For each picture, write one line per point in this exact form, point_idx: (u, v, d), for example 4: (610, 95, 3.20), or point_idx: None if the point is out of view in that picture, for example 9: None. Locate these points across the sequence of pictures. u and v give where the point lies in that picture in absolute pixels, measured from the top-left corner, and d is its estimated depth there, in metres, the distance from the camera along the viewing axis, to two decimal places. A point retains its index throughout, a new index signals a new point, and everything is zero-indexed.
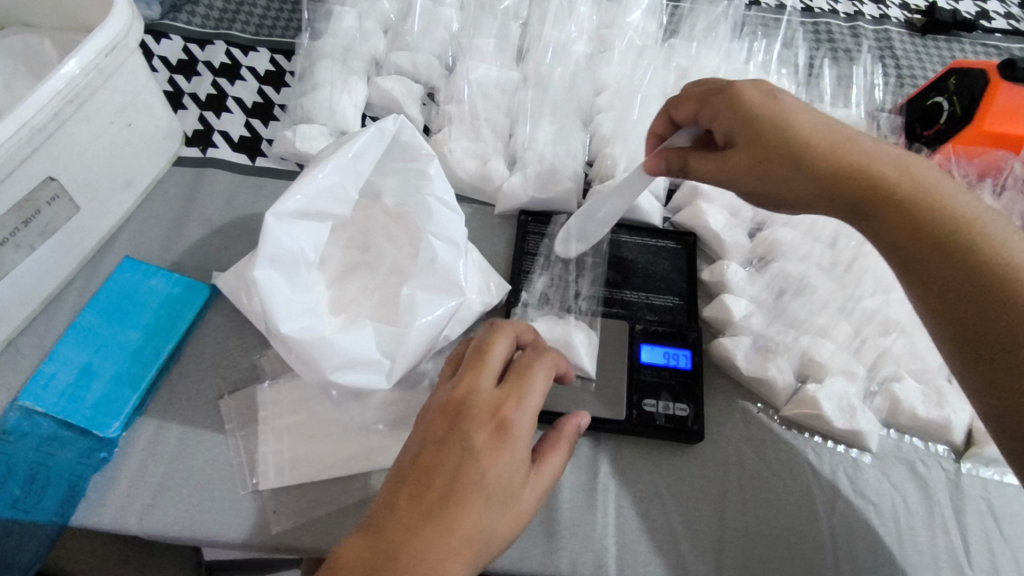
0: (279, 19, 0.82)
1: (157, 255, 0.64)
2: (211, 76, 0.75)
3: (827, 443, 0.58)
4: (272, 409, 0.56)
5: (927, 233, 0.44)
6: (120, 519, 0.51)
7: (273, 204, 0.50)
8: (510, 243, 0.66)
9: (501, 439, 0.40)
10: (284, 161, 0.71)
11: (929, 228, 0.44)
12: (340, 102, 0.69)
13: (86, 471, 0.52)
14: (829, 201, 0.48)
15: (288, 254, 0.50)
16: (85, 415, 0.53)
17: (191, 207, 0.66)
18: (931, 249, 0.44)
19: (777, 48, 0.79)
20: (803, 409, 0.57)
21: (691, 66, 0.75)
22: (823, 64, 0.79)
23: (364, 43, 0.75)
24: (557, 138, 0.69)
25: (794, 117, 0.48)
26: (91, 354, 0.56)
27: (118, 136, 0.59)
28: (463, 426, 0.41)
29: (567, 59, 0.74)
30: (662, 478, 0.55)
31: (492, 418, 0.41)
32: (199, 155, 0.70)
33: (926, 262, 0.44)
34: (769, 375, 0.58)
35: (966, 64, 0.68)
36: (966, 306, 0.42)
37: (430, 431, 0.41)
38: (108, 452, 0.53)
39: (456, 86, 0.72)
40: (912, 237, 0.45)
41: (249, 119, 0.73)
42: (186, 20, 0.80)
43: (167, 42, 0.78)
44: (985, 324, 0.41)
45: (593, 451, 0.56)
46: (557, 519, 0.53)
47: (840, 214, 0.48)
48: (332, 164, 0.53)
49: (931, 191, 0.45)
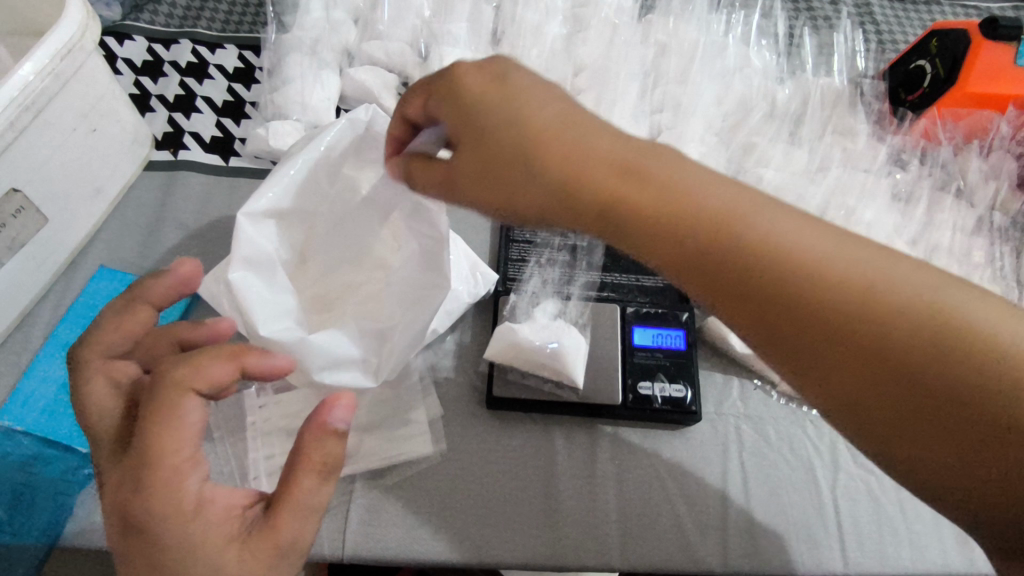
0: (245, 15, 0.80)
1: (134, 262, 0.62)
2: (178, 76, 0.73)
3: None
4: (259, 417, 0.54)
5: (718, 272, 0.34)
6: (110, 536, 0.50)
7: (243, 204, 0.48)
8: (494, 232, 0.65)
9: (172, 500, 0.35)
10: (259, 159, 0.69)
11: (725, 266, 0.34)
12: (313, 96, 0.67)
13: (71, 490, 0.50)
14: (579, 217, 0.37)
15: (263, 255, 0.48)
16: (68, 432, 0.52)
17: (164, 212, 0.64)
18: (766, 313, 0.33)
19: (756, 19, 0.77)
20: None
21: (670, 42, 0.73)
22: (803, 33, 0.77)
23: (334, 35, 0.72)
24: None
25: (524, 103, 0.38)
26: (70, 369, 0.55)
27: (82, 143, 0.57)
28: (152, 503, 0.34)
29: (543, 40, 0.73)
30: (661, 460, 0.55)
31: (158, 487, 0.34)
32: (170, 159, 0.68)
33: (757, 317, 0.34)
34: None
35: (948, 24, 0.66)
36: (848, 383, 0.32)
37: (118, 496, 0.35)
38: (92, 468, 0.52)
39: (431, 73, 0.70)
40: (709, 278, 0.34)
41: (220, 119, 0.71)
42: (149, 20, 0.77)
43: (130, 43, 0.75)
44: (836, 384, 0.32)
45: (591, 438, 0.55)
46: (558, 509, 0.52)
47: (609, 242, 0.38)
48: (303, 160, 0.51)
49: (735, 233, 0.34)
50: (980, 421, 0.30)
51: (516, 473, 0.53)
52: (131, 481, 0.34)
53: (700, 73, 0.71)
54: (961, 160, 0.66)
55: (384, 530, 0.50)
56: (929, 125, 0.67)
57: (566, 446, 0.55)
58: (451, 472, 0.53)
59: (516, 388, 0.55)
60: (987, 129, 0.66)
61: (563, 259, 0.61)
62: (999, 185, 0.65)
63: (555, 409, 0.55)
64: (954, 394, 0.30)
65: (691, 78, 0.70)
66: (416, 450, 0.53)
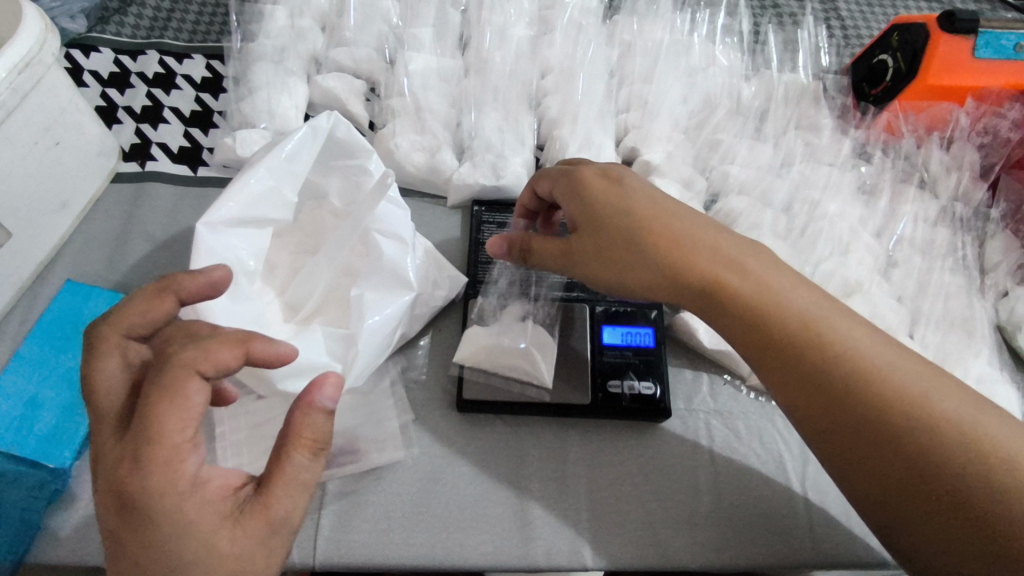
0: (212, 24, 0.80)
1: (102, 275, 0.62)
2: (145, 87, 0.73)
3: None
4: (228, 428, 0.54)
5: (789, 350, 0.42)
6: (78, 551, 0.49)
7: (203, 214, 0.48)
8: (464, 235, 0.65)
9: (166, 477, 0.34)
10: (228, 168, 0.69)
11: (800, 350, 0.42)
12: (280, 104, 0.67)
13: (38, 506, 0.50)
14: (679, 296, 0.46)
15: (224, 264, 0.49)
16: (35, 448, 0.51)
17: (131, 224, 0.64)
18: (822, 391, 0.41)
19: (720, 18, 0.78)
20: None
21: (635, 42, 0.74)
22: (767, 30, 0.78)
23: (301, 42, 0.73)
24: (504, 125, 0.68)
25: (631, 204, 0.47)
26: (36, 385, 0.54)
27: (45, 156, 0.57)
28: (153, 481, 0.34)
29: (508, 43, 0.73)
30: (631, 458, 0.55)
31: (156, 464, 0.34)
32: (138, 170, 0.68)
33: (796, 391, 0.42)
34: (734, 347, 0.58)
35: (909, 17, 0.67)
36: (837, 432, 0.41)
37: (116, 471, 0.35)
38: (60, 483, 0.51)
39: (397, 78, 0.70)
40: (789, 357, 0.42)
41: (188, 128, 0.71)
42: (115, 31, 0.77)
43: (96, 55, 0.75)
44: (877, 457, 0.40)
45: (562, 437, 0.55)
46: (529, 509, 0.52)
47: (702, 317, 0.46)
48: (264, 167, 0.51)
49: (761, 318, 0.43)
50: (903, 465, 0.39)
51: (488, 474, 0.53)
52: (129, 455, 0.35)
53: (666, 71, 0.71)
54: (923, 151, 0.67)
55: (354, 536, 0.50)
56: (892, 117, 0.68)
57: (537, 446, 0.55)
58: (423, 476, 0.53)
59: (486, 389, 0.55)
60: (946, 122, 0.67)
61: None
62: (962, 176, 0.66)
63: (525, 409, 0.55)
64: (909, 465, 0.39)
65: (658, 76, 0.71)
66: (387, 454, 0.53)
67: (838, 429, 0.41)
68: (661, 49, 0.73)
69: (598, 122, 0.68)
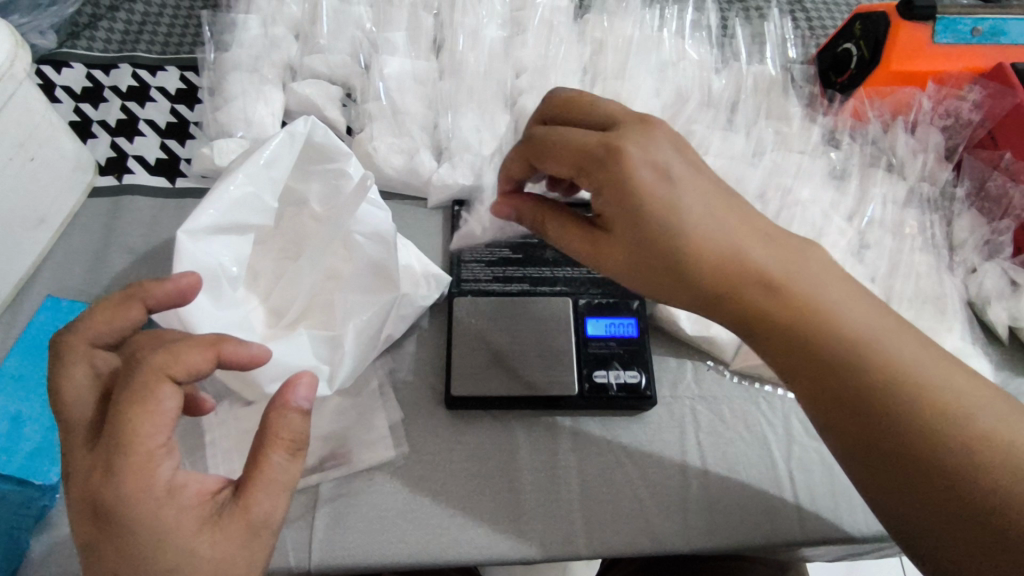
0: (185, 35, 0.80)
1: (84, 290, 0.61)
2: (119, 101, 0.73)
3: (775, 390, 0.59)
4: (217, 436, 0.54)
5: (832, 365, 0.40)
6: (68, 564, 0.49)
7: (182, 223, 0.48)
8: (445, 235, 0.66)
9: (140, 486, 0.34)
10: (206, 178, 0.68)
11: (841, 363, 0.40)
12: (256, 111, 0.67)
13: (27, 522, 0.49)
14: (711, 308, 0.43)
15: (206, 271, 0.49)
16: (20, 465, 0.51)
17: (111, 238, 0.64)
18: (849, 402, 0.40)
19: (689, 13, 0.79)
20: (751, 359, 0.58)
21: (606, 39, 0.75)
22: (734, 24, 0.80)
23: (275, 50, 0.73)
24: (481, 126, 0.69)
25: (685, 214, 0.42)
26: (19, 402, 0.54)
27: (20, 171, 0.56)
28: (127, 490, 0.34)
29: (480, 44, 0.74)
30: (620, 446, 0.56)
31: (129, 472, 0.34)
32: (115, 183, 0.67)
33: (825, 402, 0.41)
34: (716, 332, 0.59)
35: (869, 7, 0.69)
36: (878, 455, 0.39)
37: (88, 483, 0.35)
38: (50, 498, 0.51)
39: (371, 83, 0.70)
40: (827, 371, 0.41)
41: (164, 140, 0.71)
42: (86, 46, 0.77)
43: (68, 70, 0.74)
44: (906, 467, 0.38)
45: (552, 429, 0.56)
46: (523, 502, 0.53)
47: (737, 325, 0.43)
48: (242, 175, 0.51)
49: (809, 329, 0.41)
50: (949, 485, 0.37)
51: (479, 470, 0.54)
52: (102, 465, 0.35)
53: (637, 65, 0.72)
54: (889, 135, 0.69)
55: (347, 538, 0.50)
56: (859, 104, 0.70)
57: (527, 440, 0.55)
58: (415, 475, 0.53)
59: (475, 384, 0.55)
60: (907, 109, 0.70)
61: (515, 258, 0.62)
62: (927, 157, 0.68)
63: (515, 403, 0.55)
64: (950, 483, 0.37)
65: (629, 70, 0.72)
66: (378, 456, 0.54)
67: (872, 448, 0.39)
68: (631, 45, 0.74)
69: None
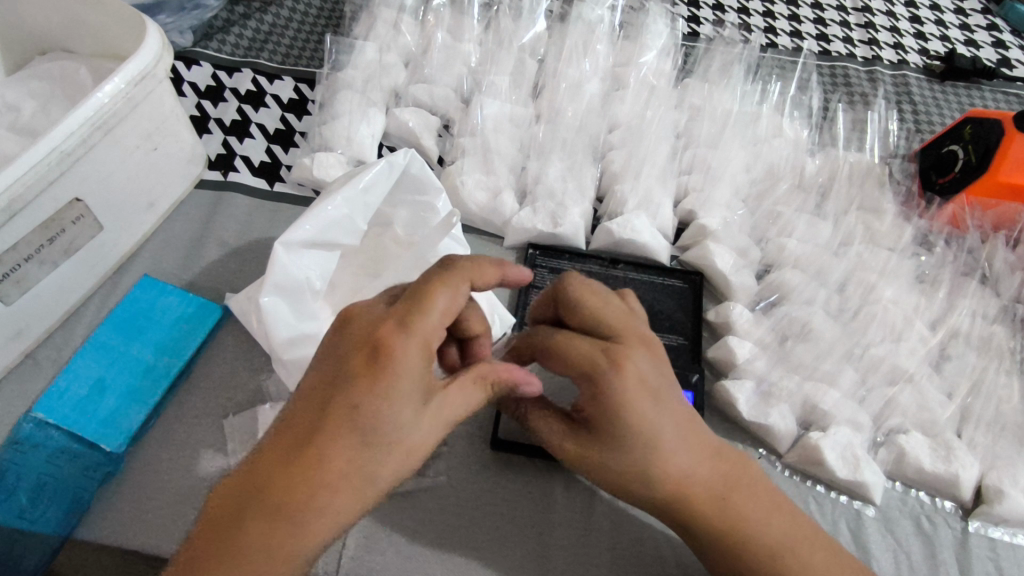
0: (308, 42, 0.66)
1: (189, 247, 0.53)
2: (237, 102, 0.61)
3: (963, 517, 0.44)
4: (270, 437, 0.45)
5: (344, 356, 0.30)
6: (121, 536, 0.41)
7: (284, 233, 0.40)
8: (510, 282, 0.52)
9: (366, 414, 0.28)
10: (303, 187, 0.57)
11: (329, 376, 0.29)
12: (430, 66, 0.60)
13: (90, 488, 0.42)
14: (342, 346, 0.30)
15: (297, 283, 0.41)
16: (91, 428, 0.43)
17: (211, 222, 0.54)
18: (297, 436, 0.28)
19: (949, 57, 0.66)
20: (934, 480, 0.44)
21: (834, 83, 0.65)
22: (994, 89, 0.66)
23: (458, 21, 0.64)
24: (699, 147, 0.57)
25: (657, 429, 0.34)
26: (106, 367, 0.46)
27: (141, 163, 0.49)
28: (346, 384, 0.29)
29: (681, 54, 0.65)
30: (666, 529, 0.43)
31: (352, 325, 0.31)
32: (220, 179, 0.56)
33: (288, 435, 0.29)
34: (894, 433, 0.46)
35: None
36: (333, 448, 0.28)
37: (254, 464, 0.28)
38: (114, 467, 0.43)
39: (566, 27, 0.63)
40: (325, 379, 0.30)
41: (284, 114, 0.61)
42: (217, 47, 0.64)
43: (197, 68, 0.62)
44: (336, 447, 0.28)
45: (591, 492, 0.44)
46: (557, 549, 0.42)
47: (353, 345, 0.30)
48: (341, 194, 0.42)
49: (352, 347, 0.30)
50: (336, 467, 0.28)
51: (508, 512, 0.42)
52: (359, 367, 0.29)
53: (905, 136, 0.61)
54: None
55: (378, 535, 0.40)
56: None
57: (563, 483, 0.44)
58: (435, 504, 0.42)
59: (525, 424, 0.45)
60: None
61: None
62: None
63: (560, 457, 0.44)
64: (333, 469, 0.28)
65: (902, 148, 0.60)
66: (446, 466, 0.44)
67: (283, 476, 0.28)
68: (902, 98, 0.64)
69: (807, 164, 0.57)
